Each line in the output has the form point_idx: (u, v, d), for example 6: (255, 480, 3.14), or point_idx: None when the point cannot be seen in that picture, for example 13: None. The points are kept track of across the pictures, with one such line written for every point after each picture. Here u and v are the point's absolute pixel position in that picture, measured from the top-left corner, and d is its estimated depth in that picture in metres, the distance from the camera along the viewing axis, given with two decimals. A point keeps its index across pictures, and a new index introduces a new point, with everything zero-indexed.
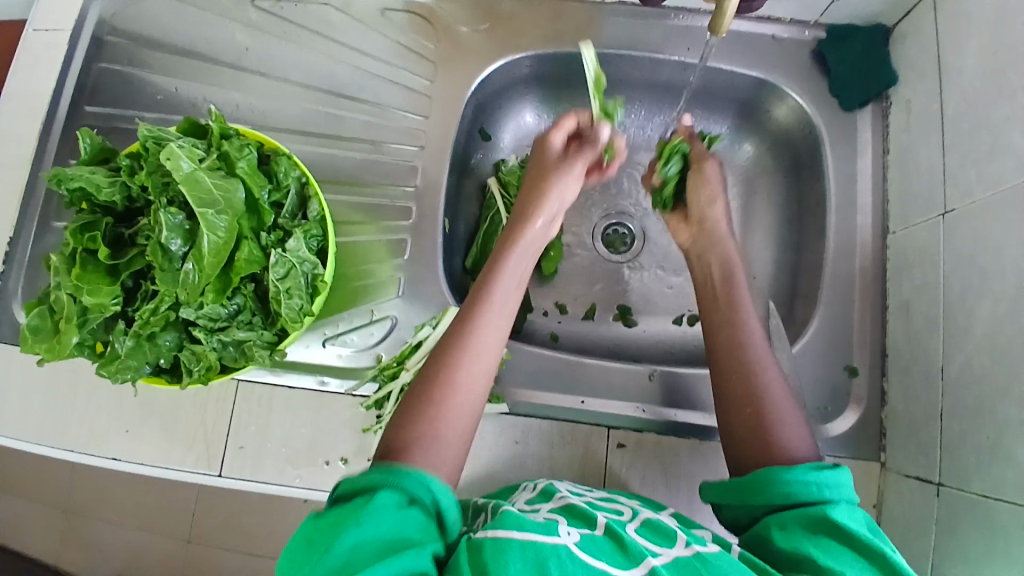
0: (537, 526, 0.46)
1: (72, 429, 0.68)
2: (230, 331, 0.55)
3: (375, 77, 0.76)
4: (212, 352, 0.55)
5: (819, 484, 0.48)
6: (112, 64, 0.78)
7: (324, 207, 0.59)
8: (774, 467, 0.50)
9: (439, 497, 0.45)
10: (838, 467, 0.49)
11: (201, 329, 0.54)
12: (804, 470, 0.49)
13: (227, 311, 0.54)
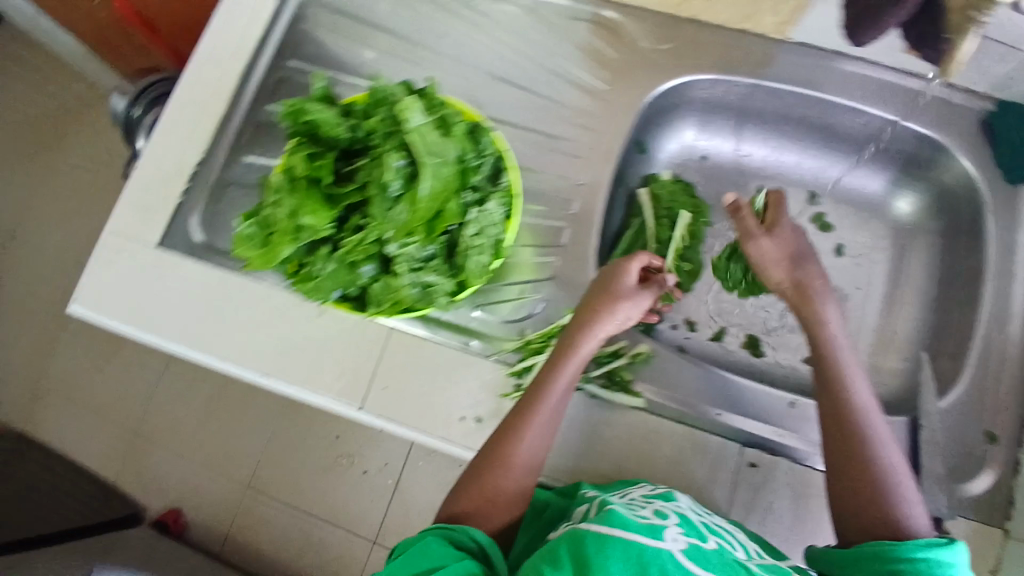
0: (643, 529, 0.50)
1: (231, 342, 0.74)
2: (422, 274, 0.59)
3: (554, 75, 0.77)
4: (404, 289, 0.59)
5: (930, 563, 0.50)
6: (312, 24, 0.82)
7: (516, 179, 0.63)
8: (884, 543, 0.53)
9: (475, 538, 0.56)
10: (954, 546, 0.51)
11: (399, 266, 0.58)
12: (912, 547, 0.51)
13: (423, 255, 0.59)
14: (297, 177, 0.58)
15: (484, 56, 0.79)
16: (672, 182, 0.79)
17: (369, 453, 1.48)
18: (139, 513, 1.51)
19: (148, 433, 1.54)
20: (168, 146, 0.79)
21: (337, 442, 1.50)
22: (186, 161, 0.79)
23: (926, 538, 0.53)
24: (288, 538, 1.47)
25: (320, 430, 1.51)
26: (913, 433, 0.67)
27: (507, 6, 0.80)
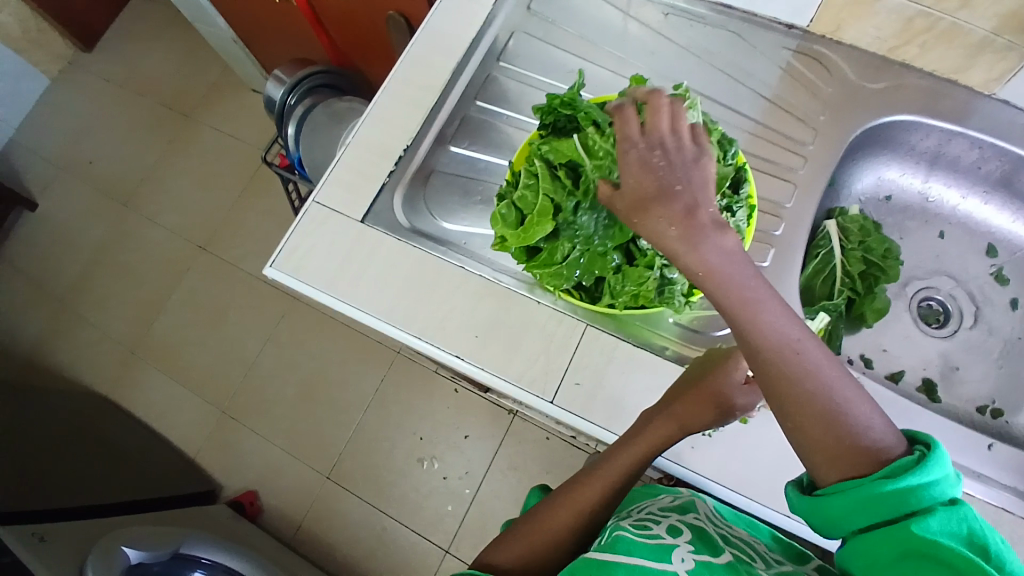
0: (647, 552, 0.51)
1: (422, 320, 0.75)
2: (669, 269, 0.61)
3: (760, 98, 0.80)
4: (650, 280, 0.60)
5: (920, 501, 0.41)
6: (523, 28, 0.87)
7: (754, 190, 0.65)
8: (851, 484, 0.43)
9: None
10: (932, 466, 0.42)
11: (648, 258, 0.60)
12: (875, 482, 0.42)
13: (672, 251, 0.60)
14: (560, 164, 0.62)
15: (686, 76, 0.82)
16: (861, 218, 0.80)
17: (451, 459, 1.44)
18: (213, 490, 1.47)
19: (234, 410, 1.54)
20: (378, 123, 0.83)
21: (421, 443, 1.46)
22: (392, 142, 0.82)
23: (890, 458, 0.43)
24: (357, 534, 1.42)
25: (405, 429, 1.47)
26: None
27: (716, 30, 0.82)
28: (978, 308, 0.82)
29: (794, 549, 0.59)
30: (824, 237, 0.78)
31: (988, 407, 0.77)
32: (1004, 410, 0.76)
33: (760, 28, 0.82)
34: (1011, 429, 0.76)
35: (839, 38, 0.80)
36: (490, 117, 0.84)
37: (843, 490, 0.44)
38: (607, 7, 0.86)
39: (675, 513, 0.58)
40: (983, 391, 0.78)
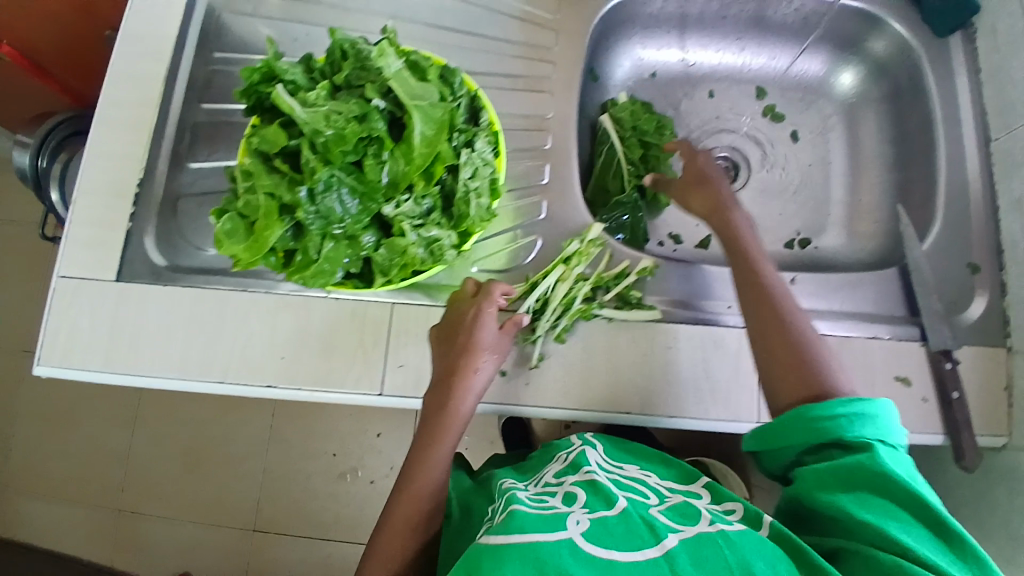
0: (542, 524, 0.48)
1: (222, 361, 0.69)
2: (426, 227, 0.56)
3: (497, 13, 0.76)
4: (411, 247, 0.56)
5: (854, 422, 0.53)
6: (237, 13, 0.79)
7: (494, 116, 0.61)
8: (815, 403, 0.56)
9: None
10: (882, 402, 0.55)
11: (400, 226, 0.55)
12: (834, 407, 0.54)
13: (423, 209, 0.55)
14: (274, 153, 0.54)
15: (417, 12, 0.77)
16: (631, 103, 0.80)
17: (372, 462, 1.39)
18: None
19: (129, 503, 1.42)
20: (101, 166, 0.73)
21: (337, 459, 1.40)
22: (126, 180, 0.73)
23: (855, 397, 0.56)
24: (306, 573, 1.36)
25: (316, 450, 1.41)
26: (906, 279, 0.71)
27: None
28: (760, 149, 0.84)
29: (682, 472, 0.65)
30: (603, 134, 0.80)
31: (795, 239, 0.81)
32: (809, 238, 0.80)
33: None
34: (821, 253, 0.80)
35: None
36: (225, 115, 0.77)
37: (807, 413, 0.55)
38: None
39: (569, 476, 0.60)
40: (786, 228, 0.81)
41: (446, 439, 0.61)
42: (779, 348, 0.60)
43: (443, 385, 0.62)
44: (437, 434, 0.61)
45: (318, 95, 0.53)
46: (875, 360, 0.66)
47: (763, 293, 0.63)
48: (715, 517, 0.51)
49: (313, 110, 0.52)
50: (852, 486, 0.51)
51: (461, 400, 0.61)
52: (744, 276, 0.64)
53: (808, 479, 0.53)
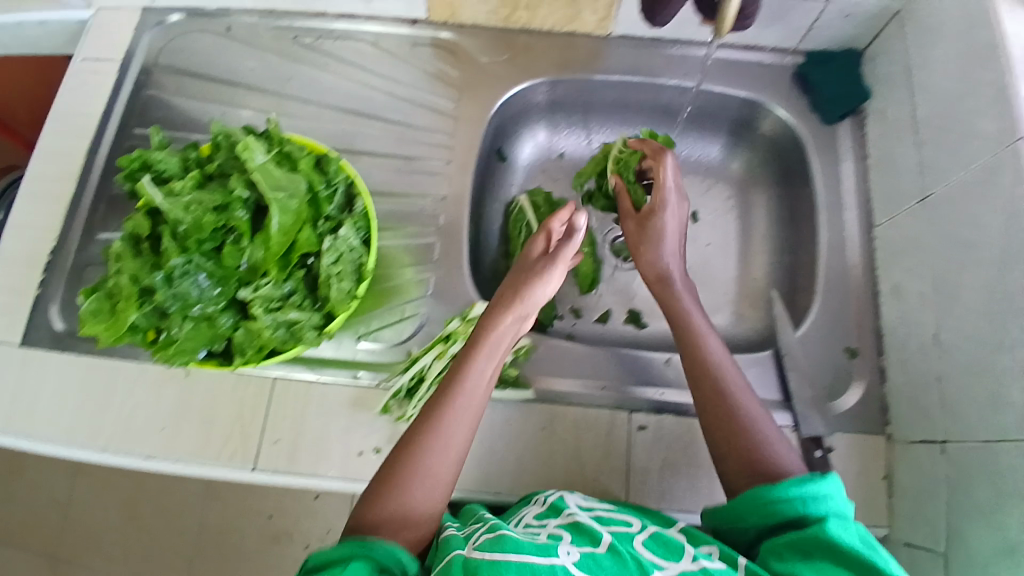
0: (534, 548, 0.47)
1: (106, 429, 0.70)
2: (283, 311, 0.58)
3: (403, 100, 0.81)
4: (266, 332, 0.57)
5: (808, 502, 0.52)
6: (161, 91, 0.84)
7: (369, 202, 0.64)
8: (764, 486, 0.54)
9: (406, 566, 0.49)
10: (826, 476, 0.53)
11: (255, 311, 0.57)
12: (787, 487, 0.53)
13: (281, 293, 0.58)
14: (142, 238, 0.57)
15: (330, 98, 0.82)
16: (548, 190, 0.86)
17: (307, 526, 1.38)
18: None
19: (64, 557, 1.41)
20: (17, 235, 0.77)
21: (273, 520, 1.39)
22: (40, 247, 0.76)
23: (802, 475, 0.55)
24: None
25: (254, 509, 1.40)
26: (780, 365, 0.72)
27: (350, 45, 0.84)
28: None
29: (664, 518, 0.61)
30: (518, 212, 0.84)
31: None
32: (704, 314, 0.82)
33: (388, 30, 0.84)
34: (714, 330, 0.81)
35: (460, 22, 0.83)
36: None
37: (760, 496, 0.53)
38: (242, 46, 0.84)
39: (550, 518, 0.57)
40: None
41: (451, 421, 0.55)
42: (723, 436, 0.59)
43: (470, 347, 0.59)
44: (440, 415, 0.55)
45: (183, 186, 0.56)
46: None
47: (707, 383, 0.62)
48: (697, 551, 0.51)
49: (175, 199, 0.55)
50: (805, 553, 0.49)
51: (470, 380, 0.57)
52: (694, 365, 0.63)
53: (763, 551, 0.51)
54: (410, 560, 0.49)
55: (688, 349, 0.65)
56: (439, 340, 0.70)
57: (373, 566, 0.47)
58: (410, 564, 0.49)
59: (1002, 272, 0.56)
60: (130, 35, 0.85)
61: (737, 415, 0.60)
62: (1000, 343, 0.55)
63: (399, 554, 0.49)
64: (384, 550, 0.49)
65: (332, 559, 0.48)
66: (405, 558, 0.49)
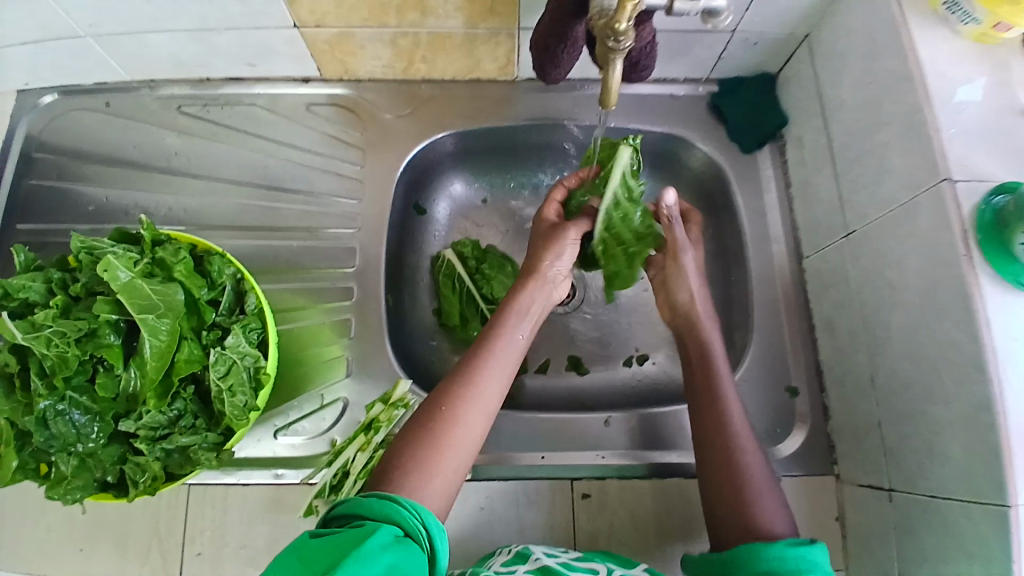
0: None
1: (16, 555, 0.64)
2: (173, 437, 0.55)
3: (306, 167, 0.77)
4: (156, 460, 0.55)
5: (800, 562, 0.51)
6: (43, 180, 0.77)
7: (261, 299, 0.61)
8: (758, 543, 0.53)
9: (428, 520, 0.47)
10: (814, 543, 0.52)
11: (142, 440, 0.54)
12: (782, 547, 0.52)
13: (167, 417, 0.55)
14: (11, 375, 0.54)
15: (228, 171, 0.77)
16: (473, 241, 0.82)
17: None
18: None
19: None
20: None
21: None
22: None
23: (792, 539, 0.54)
24: None
25: None
26: None
27: (242, 110, 0.78)
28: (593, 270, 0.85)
29: (621, 557, 0.63)
30: (448, 267, 0.79)
31: (633, 357, 0.81)
32: (646, 354, 0.81)
33: (280, 90, 0.79)
34: (654, 371, 0.80)
35: (356, 77, 0.78)
36: None
37: (755, 549, 0.52)
38: (125, 123, 0.78)
39: (518, 566, 0.57)
40: (622, 347, 0.82)
41: (450, 431, 0.53)
42: (730, 488, 0.58)
43: (474, 358, 0.58)
44: (436, 426, 0.53)
45: (43, 316, 0.53)
46: (685, 507, 0.68)
47: (721, 436, 0.60)
48: None
49: (36, 333, 0.52)
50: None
51: (473, 400, 0.55)
52: (710, 420, 0.61)
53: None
54: (432, 517, 0.47)
55: (706, 401, 0.62)
56: (362, 430, 0.66)
57: (398, 530, 0.45)
58: (433, 525, 0.47)
59: (925, 319, 0.54)
60: (3, 120, 0.78)
61: (742, 470, 0.58)
62: (933, 393, 0.54)
63: (424, 515, 0.47)
64: (415, 514, 0.47)
65: (355, 516, 0.46)
66: (423, 511, 0.47)
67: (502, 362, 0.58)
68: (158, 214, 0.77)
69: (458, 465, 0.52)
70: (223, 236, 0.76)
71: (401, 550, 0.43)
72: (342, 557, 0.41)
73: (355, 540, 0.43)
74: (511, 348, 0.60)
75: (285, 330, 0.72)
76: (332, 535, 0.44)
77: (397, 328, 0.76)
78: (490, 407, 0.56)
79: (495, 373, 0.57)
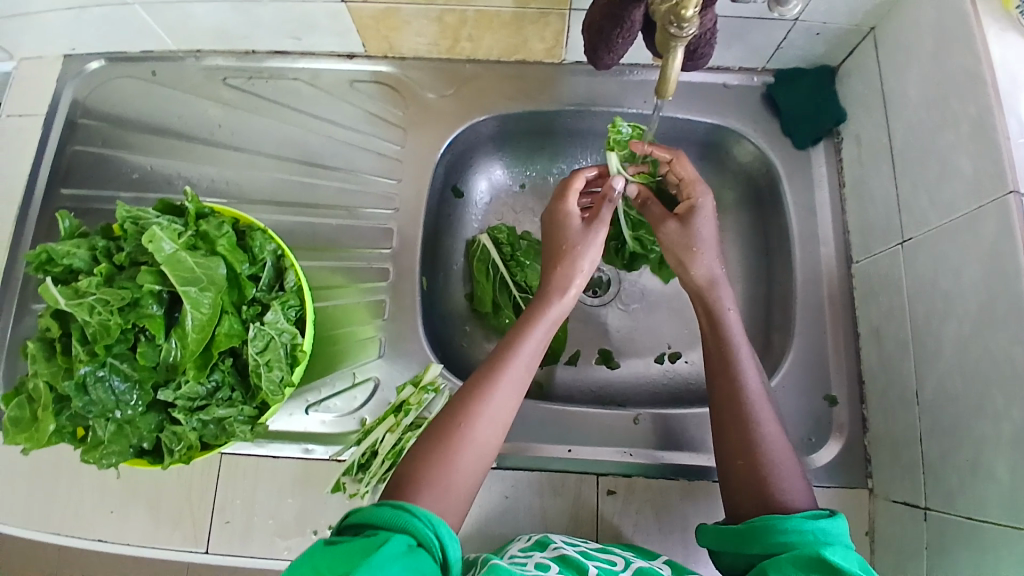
0: None
1: (55, 512, 0.65)
2: (209, 409, 0.56)
3: (347, 144, 0.77)
4: (193, 431, 0.55)
5: (818, 536, 0.49)
6: (88, 146, 0.78)
7: (301, 276, 0.61)
8: (773, 515, 0.51)
9: (441, 531, 0.47)
10: (834, 514, 0.51)
11: (179, 410, 0.55)
12: (800, 520, 0.50)
13: (205, 389, 0.56)
14: (54, 340, 0.55)
15: (270, 144, 0.77)
16: (509, 227, 0.80)
17: None
18: None
19: None
20: None
21: None
22: None
23: (808, 511, 0.52)
24: None
25: None
26: None
27: (285, 82, 0.78)
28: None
29: (644, 549, 0.62)
30: (483, 252, 0.78)
31: (665, 353, 0.80)
32: (678, 351, 0.79)
33: (323, 64, 0.78)
34: (688, 370, 0.79)
35: (399, 53, 0.77)
36: None
37: (768, 521, 0.51)
38: (169, 92, 0.78)
39: (536, 552, 0.57)
40: (655, 343, 0.80)
41: (463, 451, 0.53)
42: (749, 461, 0.56)
43: (483, 374, 0.57)
44: (450, 445, 0.53)
45: (87, 284, 0.53)
46: (711, 510, 0.67)
47: (743, 415, 0.58)
48: None
49: (79, 300, 0.52)
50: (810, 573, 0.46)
51: (484, 417, 0.55)
52: (726, 409, 0.59)
53: (765, 568, 0.48)
54: (443, 525, 0.47)
55: (722, 387, 0.60)
56: (391, 412, 0.66)
57: (410, 540, 0.45)
58: (446, 533, 0.47)
59: (979, 335, 0.52)
60: (52, 86, 0.79)
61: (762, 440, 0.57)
62: (982, 411, 0.52)
63: (438, 524, 0.47)
64: (427, 523, 0.47)
65: (368, 525, 0.46)
66: (438, 522, 0.47)
67: (515, 370, 0.57)
68: (199, 185, 0.77)
69: (467, 478, 0.53)
70: (262, 211, 0.76)
71: (412, 560, 0.44)
72: (353, 566, 0.42)
73: (367, 548, 0.43)
74: (528, 359, 0.59)
75: (321, 308, 0.73)
76: (345, 544, 0.45)
77: (429, 310, 0.75)
78: (504, 419, 0.56)
79: (506, 390, 0.56)
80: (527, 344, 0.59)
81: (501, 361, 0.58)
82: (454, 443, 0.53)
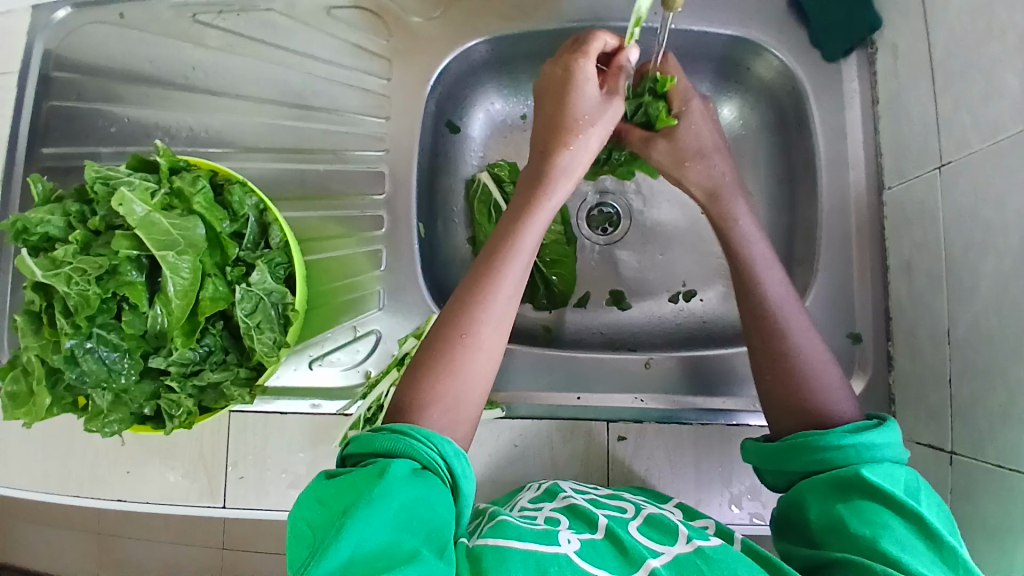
0: (534, 536, 0.46)
1: (76, 476, 0.67)
2: (203, 374, 0.55)
3: (331, 81, 0.71)
4: (189, 396, 0.55)
5: (861, 450, 0.46)
6: (63, 100, 0.74)
7: (286, 231, 0.57)
8: (813, 431, 0.49)
9: (445, 450, 0.45)
10: (886, 425, 0.48)
11: (173, 377, 0.54)
12: (840, 435, 0.47)
13: (198, 354, 0.55)
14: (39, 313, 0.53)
15: (250, 86, 0.71)
16: (509, 162, 0.75)
17: None
18: None
19: None
20: None
21: None
22: None
23: (854, 422, 0.49)
24: None
25: None
26: None
27: (259, 14, 0.72)
28: (640, 195, 0.78)
29: (655, 492, 0.61)
30: (483, 193, 0.74)
31: (679, 292, 0.76)
32: (693, 290, 0.75)
33: None
34: (702, 308, 0.75)
35: None
36: None
37: (806, 436, 0.48)
38: (139, 34, 0.72)
39: (546, 504, 0.55)
40: (668, 281, 0.76)
41: (467, 356, 0.50)
42: (777, 385, 0.53)
43: (480, 272, 0.53)
44: (453, 351, 0.50)
45: (63, 253, 0.51)
46: (724, 452, 0.65)
47: (769, 345, 0.54)
48: (695, 531, 0.49)
49: (56, 271, 0.51)
50: (848, 493, 0.45)
51: (486, 319, 0.51)
52: (751, 321, 0.56)
53: (801, 491, 0.47)
54: (448, 444, 0.45)
55: (749, 306, 0.56)
56: (395, 364, 0.64)
57: (414, 463, 0.44)
58: (451, 452, 0.45)
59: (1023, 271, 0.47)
60: (17, 36, 0.74)
61: (797, 377, 0.52)
62: (1019, 353, 0.47)
63: (440, 443, 0.45)
64: (431, 445, 0.45)
65: (370, 453, 0.44)
66: (438, 441, 0.45)
67: (519, 265, 0.53)
68: (179, 135, 0.73)
69: (475, 387, 0.50)
70: (249, 160, 0.72)
71: (419, 485, 0.42)
72: (357, 499, 0.40)
73: (369, 478, 0.42)
74: (529, 250, 0.54)
75: (320, 260, 0.70)
76: (348, 473, 0.43)
77: (428, 257, 0.72)
78: (506, 320, 0.52)
79: (507, 291, 0.52)
80: (530, 232, 0.54)
81: (504, 252, 0.53)
82: (454, 348, 0.50)
